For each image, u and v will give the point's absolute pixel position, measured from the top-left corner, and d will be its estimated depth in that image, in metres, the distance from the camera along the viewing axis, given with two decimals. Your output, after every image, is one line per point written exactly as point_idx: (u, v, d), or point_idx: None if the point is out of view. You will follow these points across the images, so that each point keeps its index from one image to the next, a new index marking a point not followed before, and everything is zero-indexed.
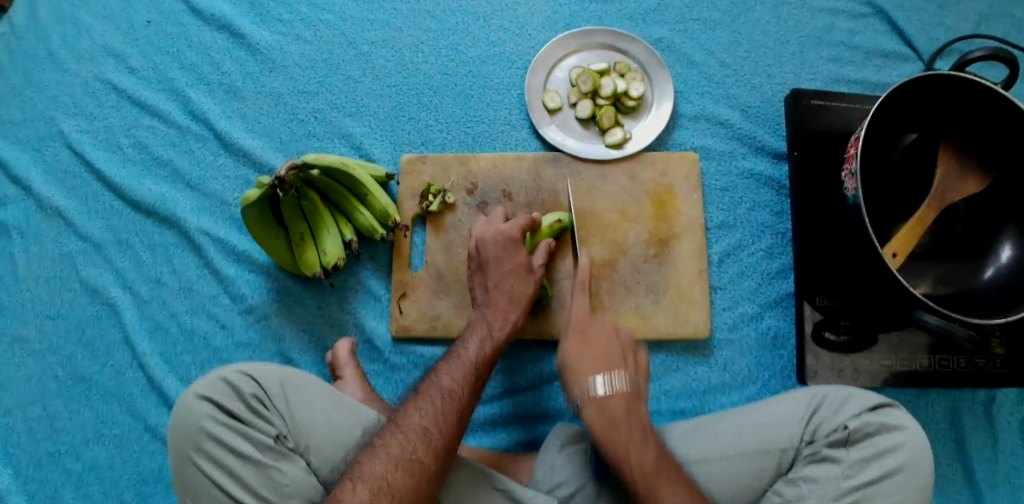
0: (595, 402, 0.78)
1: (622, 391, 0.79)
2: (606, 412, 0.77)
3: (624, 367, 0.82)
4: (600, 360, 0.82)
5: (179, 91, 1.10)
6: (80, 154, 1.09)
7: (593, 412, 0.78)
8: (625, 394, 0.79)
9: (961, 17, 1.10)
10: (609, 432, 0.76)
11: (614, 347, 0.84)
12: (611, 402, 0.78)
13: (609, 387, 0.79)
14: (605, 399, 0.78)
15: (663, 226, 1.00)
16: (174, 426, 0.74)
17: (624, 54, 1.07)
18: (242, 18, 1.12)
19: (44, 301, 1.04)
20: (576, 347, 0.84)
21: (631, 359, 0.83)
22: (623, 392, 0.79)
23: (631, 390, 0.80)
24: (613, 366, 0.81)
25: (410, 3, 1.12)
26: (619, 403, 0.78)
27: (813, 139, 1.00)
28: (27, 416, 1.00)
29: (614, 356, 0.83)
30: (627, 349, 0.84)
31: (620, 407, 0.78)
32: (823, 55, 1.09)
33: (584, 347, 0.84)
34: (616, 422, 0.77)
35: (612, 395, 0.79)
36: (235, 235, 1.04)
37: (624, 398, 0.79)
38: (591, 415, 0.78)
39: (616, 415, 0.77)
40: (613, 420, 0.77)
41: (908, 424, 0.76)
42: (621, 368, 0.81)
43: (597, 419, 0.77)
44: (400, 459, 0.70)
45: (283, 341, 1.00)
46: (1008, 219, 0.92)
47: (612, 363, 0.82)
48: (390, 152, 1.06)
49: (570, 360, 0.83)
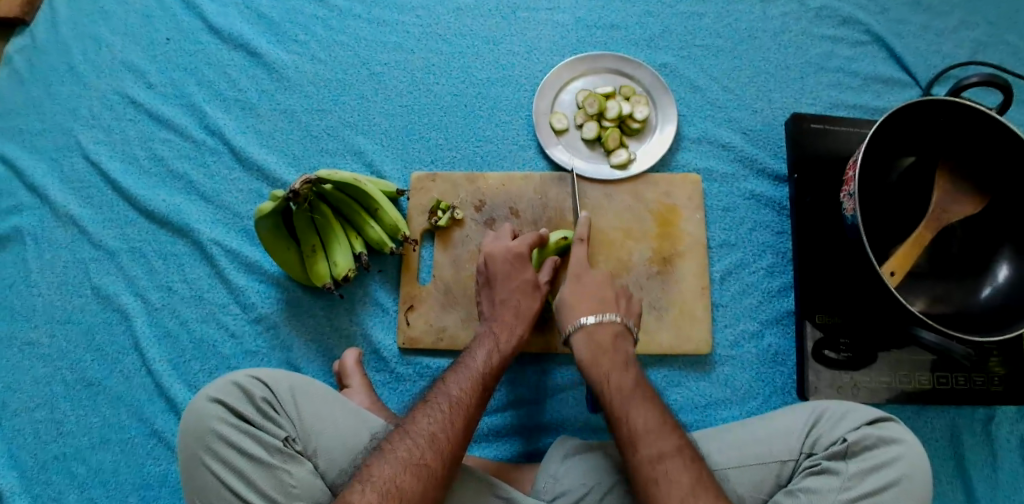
0: (585, 332, 0.85)
1: (611, 324, 0.86)
2: (593, 341, 0.84)
3: (616, 308, 0.88)
4: (594, 296, 0.89)
5: (196, 106, 1.14)
6: (97, 165, 1.12)
7: (583, 339, 0.85)
8: (613, 330, 0.85)
9: (957, 44, 1.14)
10: (593, 356, 0.83)
11: (609, 289, 0.90)
12: (597, 333, 0.85)
13: (598, 319, 0.86)
14: (601, 364, 0.82)
15: (666, 244, 1.03)
16: (186, 428, 0.76)
17: (630, 78, 1.11)
18: (259, 37, 1.17)
19: (57, 306, 1.07)
20: (573, 284, 0.90)
21: (624, 302, 0.90)
22: (612, 327, 0.85)
23: (620, 327, 0.86)
24: (607, 305, 0.88)
25: (422, 27, 1.17)
26: (606, 334, 0.85)
27: (813, 162, 1.02)
28: (34, 419, 1.02)
29: (607, 295, 0.89)
30: (621, 293, 0.90)
31: (605, 338, 0.84)
32: (822, 81, 1.13)
33: (581, 283, 0.90)
34: (602, 350, 0.83)
35: (600, 327, 0.85)
36: (247, 246, 1.07)
37: (611, 331, 0.85)
38: (581, 343, 0.85)
39: (601, 343, 0.84)
40: (599, 347, 0.84)
41: (905, 437, 0.78)
42: (614, 310, 0.87)
43: (585, 347, 0.84)
44: (408, 463, 0.71)
45: (291, 350, 1.02)
46: (1004, 240, 0.94)
47: (605, 300, 0.88)
48: (401, 170, 1.09)
49: (567, 294, 0.89)
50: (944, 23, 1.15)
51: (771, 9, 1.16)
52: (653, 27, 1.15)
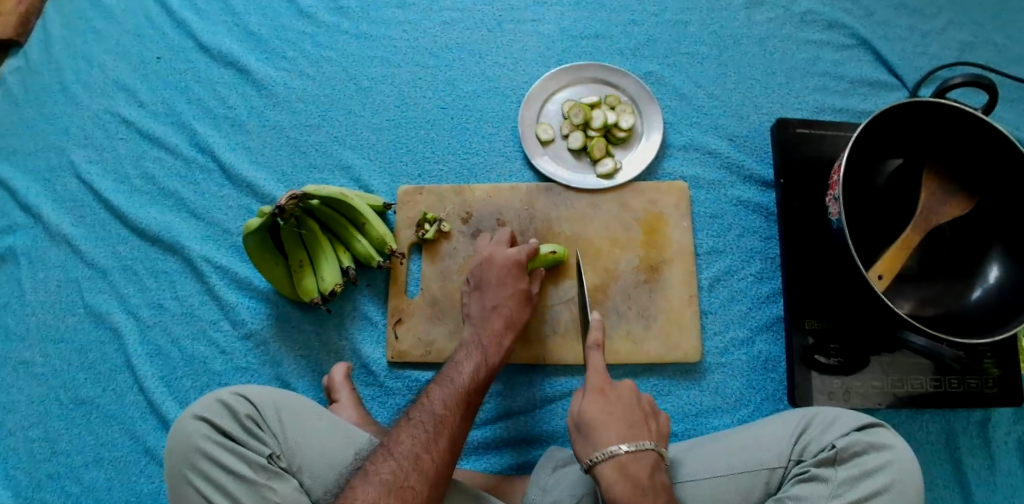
0: (616, 463, 0.73)
1: (647, 454, 0.74)
2: (629, 477, 0.72)
3: (647, 432, 0.77)
4: (621, 422, 0.77)
5: (186, 124, 1.15)
6: (89, 184, 1.13)
7: (615, 474, 0.72)
8: (648, 462, 0.74)
9: (943, 46, 1.14)
10: (634, 498, 0.70)
11: (636, 408, 0.79)
12: (632, 466, 0.73)
13: (633, 449, 0.74)
14: (627, 460, 0.73)
15: (653, 252, 1.02)
16: (172, 446, 0.76)
17: (615, 87, 1.11)
18: (248, 55, 1.18)
19: (50, 325, 1.07)
20: (599, 407, 0.78)
21: (653, 422, 0.79)
22: (646, 459, 0.74)
23: (654, 455, 0.75)
24: (637, 430, 0.76)
25: (409, 41, 1.18)
26: (643, 467, 0.73)
27: (799, 167, 1.02)
28: (28, 439, 1.02)
29: (637, 419, 0.78)
30: (648, 413, 0.80)
31: (643, 474, 0.73)
32: (808, 85, 1.13)
33: (607, 404, 0.78)
34: (643, 489, 0.71)
35: (636, 459, 0.73)
36: (237, 262, 1.07)
37: (647, 463, 0.74)
38: (615, 479, 0.72)
39: (640, 480, 0.72)
40: (639, 486, 0.71)
41: (894, 443, 0.77)
42: (646, 435, 0.76)
43: (620, 484, 0.72)
44: (391, 487, 0.71)
45: (281, 365, 1.03)
46: (994, 240, 0.93)
47: (635, 422, 0.77)
48: (388, 184, 1.10)
49: (589, 415, 0.77)
50: (931, 24, 1.15)
51: (756, 15, 1.16)
52: (638, 36, 1.16)
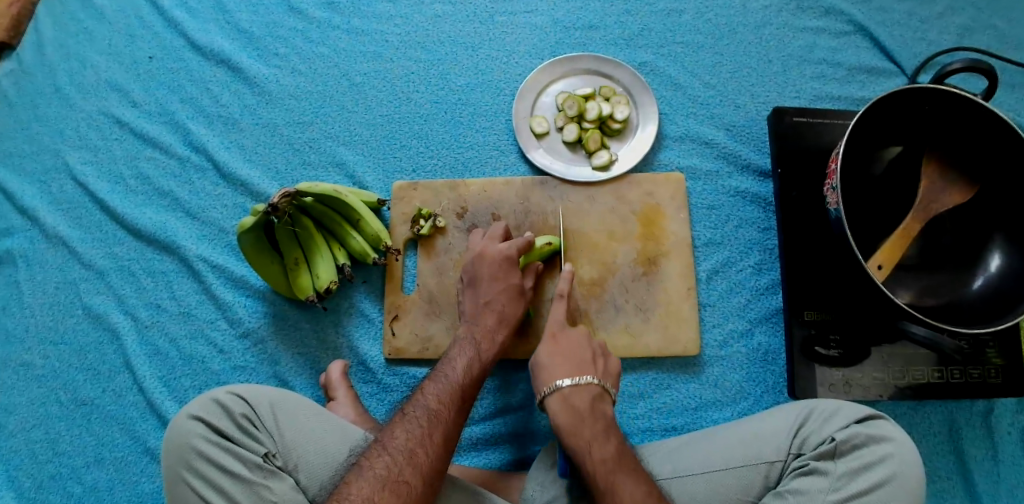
0: (560, 395, 0.80)
1: (589, 387, 0.81)
2: (570, 407, 0.79)
3: (594, 370, 0.83)
4: (570, 360, 0.83)
5: (180, 123, 1.15)
6: (85, 185, 1.13)
7: (558, 405, 0.80)
8: (590, 395, 0.80)
9: (943, 31, 1.12)
10: (572, 424, 0.77)
11: (586, 349, 0.85)
12: (575, 398, 0.80)
13: (575, 382, 0.80)
14: (569, 393, 0.80)
15: (650, 245, 1.02)
16: (168, 445, 0.76)
17: (610, 79, 1.10)
18: (240, 52, 1.17)
19: (48, 327, 1.08)
20: (549, 349, 0.85)
21: (602, 362, 0.85)
22: (589, 392, 0.80)
23: (598, 389, 0.81)
24: (583, 367, 0.83)
25: (401, 35, 1.17)
26: (585, 398, 0.80)
27: (797, 156, 1.01)
28: (29, 440, 1.03)
29: (584, 357, 0.84)
30: (599, 353, 0.86)
31: (583, 404, 0.79)
32: (806, 73, 1.11)
33: (557, 345, 0.85)
34: (580, 416, 0.78)
35: (578, 392, 0.80)
36: (233, 261, 1.07)
37: (589, 395, 0.80)
38: (558, 409, 0.79)
39: (579, 409, 0.79)
40: (577, 414, 0.78)
41: (896, 436, 0.76)
42: (592, 372, 0.82)
43: (562, 413, 0.79)
44: (386, 481, 0.71)
45: (279, 364, 1.03)
46: (995, 229, 0.92)
47: (582, 361, 0.83)
48: (383, 180, 1.09)
49: (542, 357, 0.85)
50: (930, 9, 1.13)
51: (751, 3, 1.15)
52: (632, 26, 1.14)
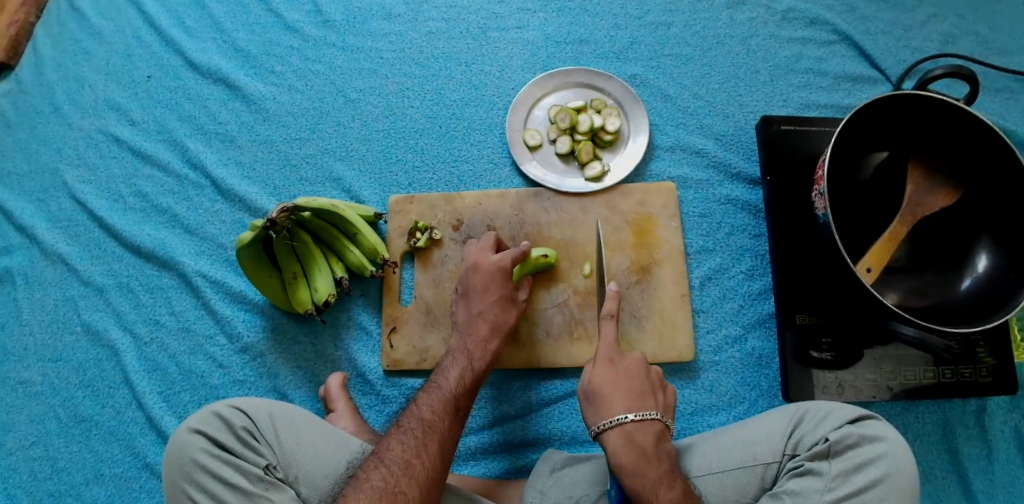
0: (622, 431, 0.78)
1: (652, 424, 0.79)
2: (634, 445, 0.77)
3: (654, 403, 0.81)
4: (630, 393, 0.81)
5: (178, 141, 1.16)
6: (83, 203, 1.14)
7: (621, 441, 0.78)
8: (653, 432, 0.79)
9: (925, 39, 1.15)
10: (638, 464, 0.76)
11: (644, 380, 0.83)
12: (638, 435, 0.78)
13: (639, 418, 0.79)
14: (632, 429, 0.78)
15: (644, 253, 1.03)
16: (169, 460, 0.77)
17: (601, 91, 1.12)
18: (237, 71, 1.19)
19: (47, 345, 1.08)
20: (607, 376, 0.83)
21: (660, 394, 0.83)
22: (652, 429, 0.79)
23: (660, 426, 0.80)
24: (644, 401, 0.81)
25: (396, 51, 1.19)
26: (648, 436, 0.78)
27: (786, 164, 1.03)
28: (29, 458, 1.03)
29: (645, 391, 0.82)
30: (658, 386, 0.84)
31: (647, 442, 0.78)
32: (792, 83, 1.14)
33: (615, 374, 0.83)
34: (647, 457, 0.77)
35: (642, 428, 0.79)
36: (232, 276, 1.08)
37: (652, 433, 0.79)
38: (619, 445, 0.78)
39: (644, 448, 0.77)
40: (643, 453, 0.77)
41: (888, 435, 0.77)
42: (654, 406, 0.81)
43: (624, 450, 0.77)
44: (383, 492, 0.71)
45: (278, 377, 1.03)
46: (981, 230, 0.94)
47: (643, 393, 0.82)
48: (379, 194, 1.11)
49: (600, 385, 0.82)
50: (912, 17, 1.16)
51: (738, 15, 1.18)
52: (622, 39, 1.17)
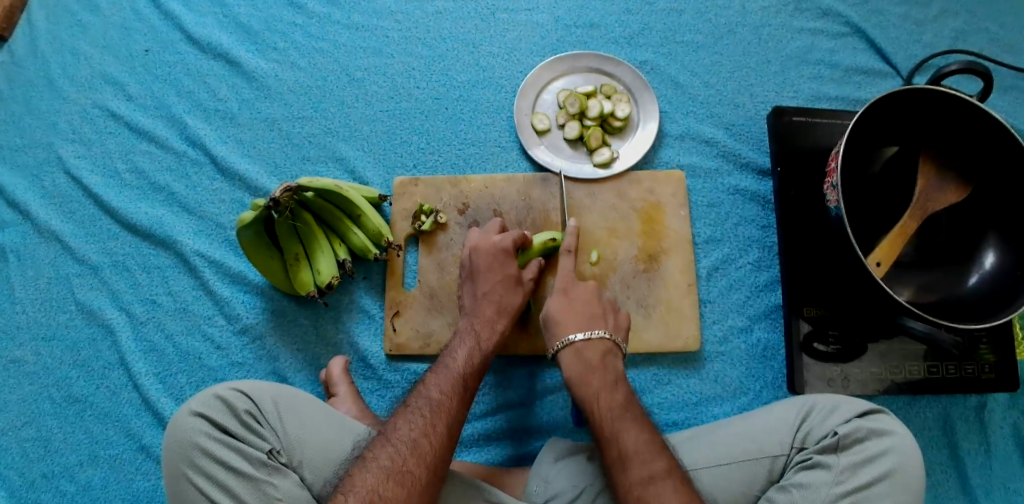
0: (572, 349, 0.84)
1: (601, 342, 0.84)
2: (582, 359, 0.83)
3: (604, 325, 0.87)
4: (582, 315, 0.87)
5: (177, 118, 1.13)
6: (78, 179, 1.11)
7: (571, 358, 0.84)
8: (601, 346, 0.84)
9: (936, 34, 1.14)
10: (582, 375, 0.82)
11: (596, 305, 0.89)
12: (587, 351, 0.83)
13: (587, 336, 0.84)
14: (580, 347, 0.84)
15: (651, 242, 1.02)
16: (169, 444, 0.75)
17: (611, 77, 1.10)
18: (238, 47, 1.16)
19: (41, 324, 1.05)
20: (560, 303, 0.88)
21: (611, 318, 0.89)
22: (600, 343, 0.84)
23: (609, 343, 0.85)
24: (593, 321, 0.86)
25: (401, 31, 1.16)
26: (595, 352, 0.83)
27: (796, 155, 1.02)
28: (21, 438, 1.01)
29: (596, 313, 0.88)
30: (609, 310, 0.90)
31: (594, 357, 0.83)
32: (803, 74, 1.13)
33: (569, 299, 0.89)
34: (592, 368, 0.82)
35: (590, 346, 0.84)
36: (231, 256, 1.06)
37: (600, 349, 0.84)
38: (570, 361, 0.83)
39: (590, 362, 0.83)
40: (589, 366, 0.82)
41: (897, 429, 0.77)
42: (603, 326, 0.86)
43: (573, 365, 0.83)
44: (390, 472, 0.71)
45: (277, 360, 1.01)
46: (989, 227, 0.94)
47: (592, 317, 0.87)
48: (383, 175, 1.09)
49: (553, 309, 0.88)
50: (924, 11, 1.15)
51: (750, 4, 1.16)
52: (633, 25, 1.15)
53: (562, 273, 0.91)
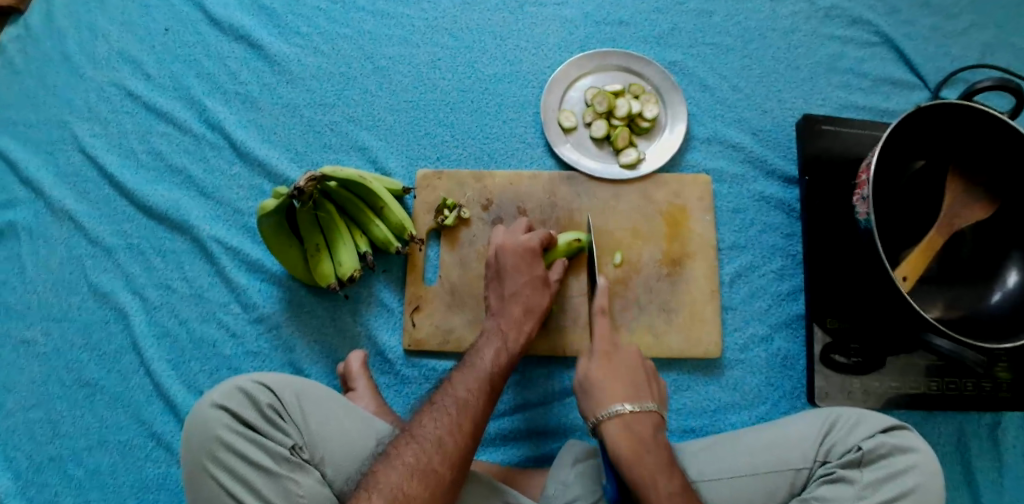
0: (620, 420, 0.76)
1: (649, 415, 0.77)
2: (635, 434, 0.75)
3: (648, 395, 0.80)
4: (625, 383, 0.80)
5: (196, 99, 1.11)
6: (93, 158, 1.09)
7: (619, 430, 0.75)
8: (632, 358, 0.83)
9: (965, 48, 1.13)
10: (636, 452, 0.73)
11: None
12: (635, 425, 0.76)
13: (635, 409, 0.77)
14: (631, 418, 0.76)
15: (675, 246, 1.01)
16: (190, 436, 0.74)
17: (640, 76, 1.09)
18: (261, 29, 1.14)
19: (51, 305, 1.04)
20: (600, 368, 0.81)
21: (654, 389, 0.82)
22: (649, 416, 0.77)
23: (657, 417, 0.78)
24: (640, 393, 0.79)
25: (428, 20, 1.14)
26: (647, 425, 0.76)
27: (824, 164, 1.02)
28: (28, 420, 0.99)
29: (640, 379, 0.81)
30: (650, 376, 0.83)
31: (646, 432, 0.76)
32: (832, 82, 1.12)
33: (610, 363, 0.82)
34: (646, 447, 0.74)
35: (638, 418, 0.76)
36: (249, 244, 1.04)
37: (651, 422, 0.77)
38: (618, 435, 0.75)
39: (644, 438, 0.75)
40: (642, 442, 0.75)
41: (920, 446, 0.77)
42: (648, 398, 0.79)
43: (623, 439, 0.75)
44: (414, 470, 0.70)
45: (293, 351, 1.00)
46: (1013, 245, 0.93)
47: (624, 328, 0.85)
48: (406, 167, 1.07)
49: (595, 378, 0.80)
50: (953, 24, 1.14)
51: (780, 9, 1.15)
52: (663, 25, 1.14)
53: (600, 336, 0.84)
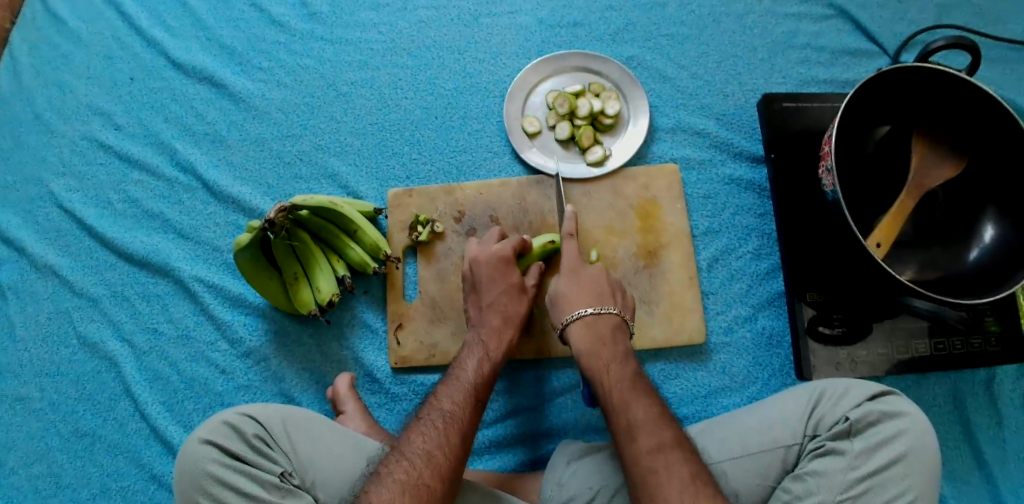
0: (583, 323, 0.85)
1: (609, 317, 0.86)
2: (594, 335, 0.84)
3: (613, 303, 0.87)
4: (592, 291, 0.88)
5: (166, 143, 1.13)
6: (72, 212, 1.11)
7: (581, 332, 0.85)
8: (611, 321, 0.85)
9: (921, 11, 1.14)
10: (593, 349, 0.83)
11: (605, 283, 0.89)
12: (598, 326, 0.85)
13: (597, 312, 0.85)
14: (591, 320, 0.85)
15: (650, 237, 1.02)
16: (181, 474, 0.74)
17: (599, 74, 1.10)
18: (223, 68, 1.16)
19: (44, 361, 1.05)
20: (568, 278, 0.89)
21: (619, 298, 0.89)
22: (610, 319, 0.85)
23: (619, 319, 0.86)
24: (604, 299, 0.87)
25: (386, 42, 1.16)
26: (607, 326, 0.85)
27: (789, 141, 1.02)
28: (31, 476, 1.00)
29: (605, 290, 0.88)
30: (617, 288, 0.90)
31: (605, 332, 0.84)
32: (791, 59, 1.12)
33: (577, 275, 0.89)
34: (603, 343, 0.83)
35: (600, 321, 0.85)
36: (230, 280, 1.06)
37: (609, 325, 0.85)
38: (580, 338, 0.84)
39: (603, 335, 0.84)
40: (600, 339, 0.84)
41: (908, 410, 0.77)
42: (610, 303, 0.87)
43: (583, 341, 0.84)
44: (405, 486, 0.70)
45: (283, 381, 1.01)
46: (987, 200, 0.93)
47: (602, 294, 0.88)
48: (377, 189, 1.08)
49: (559, 289, 0.89)
50: None
51: None
52: (617, 21, 1.15)
53: (567, 255, 0.91)
